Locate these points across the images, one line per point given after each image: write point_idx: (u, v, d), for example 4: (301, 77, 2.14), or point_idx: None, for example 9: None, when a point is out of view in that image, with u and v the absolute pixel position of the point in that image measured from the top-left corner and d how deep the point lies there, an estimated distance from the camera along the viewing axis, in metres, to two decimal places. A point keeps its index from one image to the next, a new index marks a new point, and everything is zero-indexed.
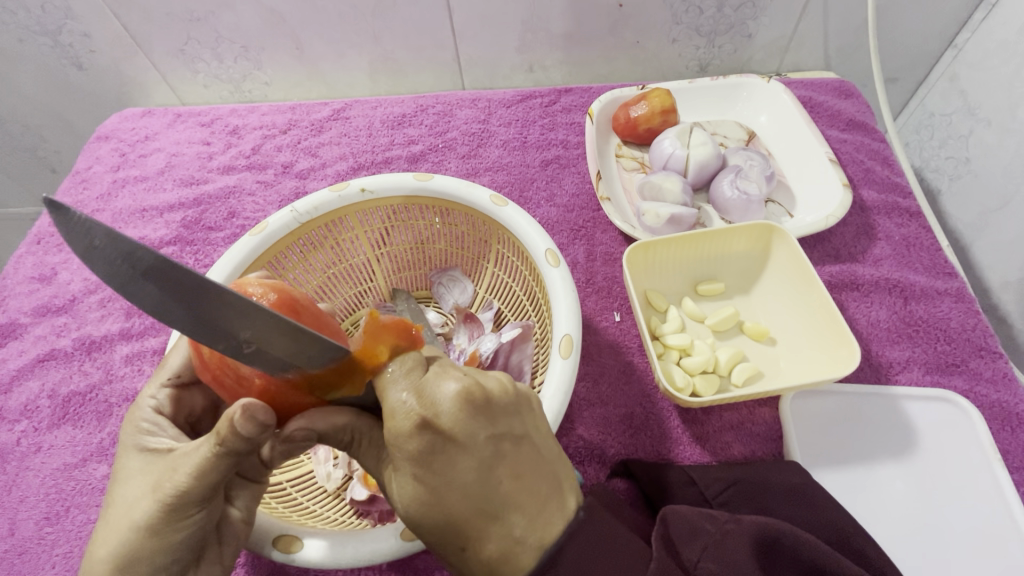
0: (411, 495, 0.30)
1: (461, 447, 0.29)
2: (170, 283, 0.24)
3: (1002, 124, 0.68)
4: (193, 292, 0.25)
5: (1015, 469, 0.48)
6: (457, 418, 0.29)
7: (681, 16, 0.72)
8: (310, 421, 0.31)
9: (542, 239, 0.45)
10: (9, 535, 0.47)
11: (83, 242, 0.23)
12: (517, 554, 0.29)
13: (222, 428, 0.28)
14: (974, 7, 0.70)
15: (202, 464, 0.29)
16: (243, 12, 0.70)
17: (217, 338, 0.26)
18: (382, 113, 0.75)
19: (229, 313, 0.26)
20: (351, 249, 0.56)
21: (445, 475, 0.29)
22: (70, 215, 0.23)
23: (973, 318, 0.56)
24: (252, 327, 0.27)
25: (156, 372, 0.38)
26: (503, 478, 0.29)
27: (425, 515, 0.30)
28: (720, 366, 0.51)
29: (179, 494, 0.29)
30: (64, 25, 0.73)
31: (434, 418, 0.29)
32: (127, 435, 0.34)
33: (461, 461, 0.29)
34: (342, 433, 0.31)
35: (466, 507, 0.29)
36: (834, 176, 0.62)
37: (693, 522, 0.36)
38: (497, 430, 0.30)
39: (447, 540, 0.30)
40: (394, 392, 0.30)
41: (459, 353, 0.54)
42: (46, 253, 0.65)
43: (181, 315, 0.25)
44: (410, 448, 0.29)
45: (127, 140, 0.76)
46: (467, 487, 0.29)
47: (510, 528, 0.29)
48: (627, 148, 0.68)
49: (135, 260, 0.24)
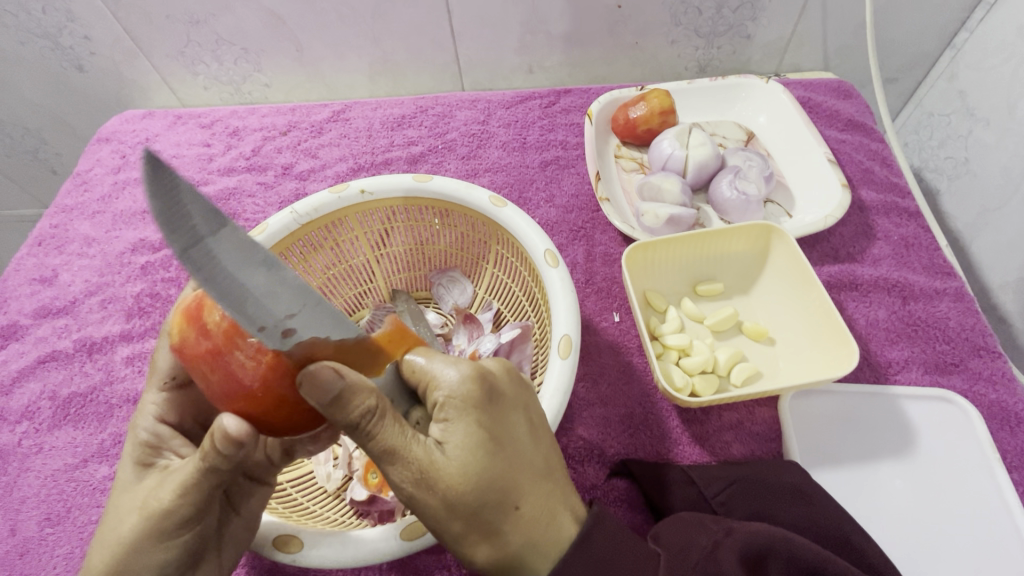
0: (467, 449, 0.29)
1: (511, 402, 0.32)
2: (236, 255, 0.25)
3: (1001, 124, 0.68)
4: (250, 265, 0.26)
5: (1014, 469, 0.48)
6: (505, 377, 0.32)
7: (681, 17, 0.72)
8: (343, 368, 0.28)
9: (542, 240, 0.46)
10: (10, 536, 0.47)
11: (164, 200, 0.23)
12: (557, 515, 0.31)
13: (206, 445, 0.29)
14: (973, 7, 0.70)
15: (185, 482, 0.30)
16: (244, 14, 0.70)
17: (261, 317, 0.26)
18: (382, 114, 0.75)
19: (277, 291, 0.27)
20: (351, 250, 0.56)
21: (504, 427, 0.30)
22: (162, 171, 0.23)
23: (972, 318, 0.56)
24: (297, 312, 0.28)
25: (152, 375, 0.37)
26: (541, 439, 0.32)
27: (480, 470, 0.29)
28: (720, 365, 0.51)
29: (161, 515, 0.30)
30: (65, 28, 0.73)
31: (489, 373, 0.31)
32: (129, 443, 0.35)
33: (513, 417, 0.31)
34: (371, 395, 0.28)
35: (521, 461, 0.31)
36: (833, 176, 0.62)
37: (686, 536, 0.36)
38: (528, 397, 0.33)
39: (494, 499, 0.30)
40: (439, 363, 0.31)
41: (458, 353, 0.55)
42: (47, 255, 0.66)
43: (236, 291, 0.25)
44: (472, 396, 0.30)
45: (127, 142, 0.76)
46: (519, 440, 0.31)
47: (553, 486, 0.32)
48: (627, 148, 0.69)
49: (208, 226, 0.24)
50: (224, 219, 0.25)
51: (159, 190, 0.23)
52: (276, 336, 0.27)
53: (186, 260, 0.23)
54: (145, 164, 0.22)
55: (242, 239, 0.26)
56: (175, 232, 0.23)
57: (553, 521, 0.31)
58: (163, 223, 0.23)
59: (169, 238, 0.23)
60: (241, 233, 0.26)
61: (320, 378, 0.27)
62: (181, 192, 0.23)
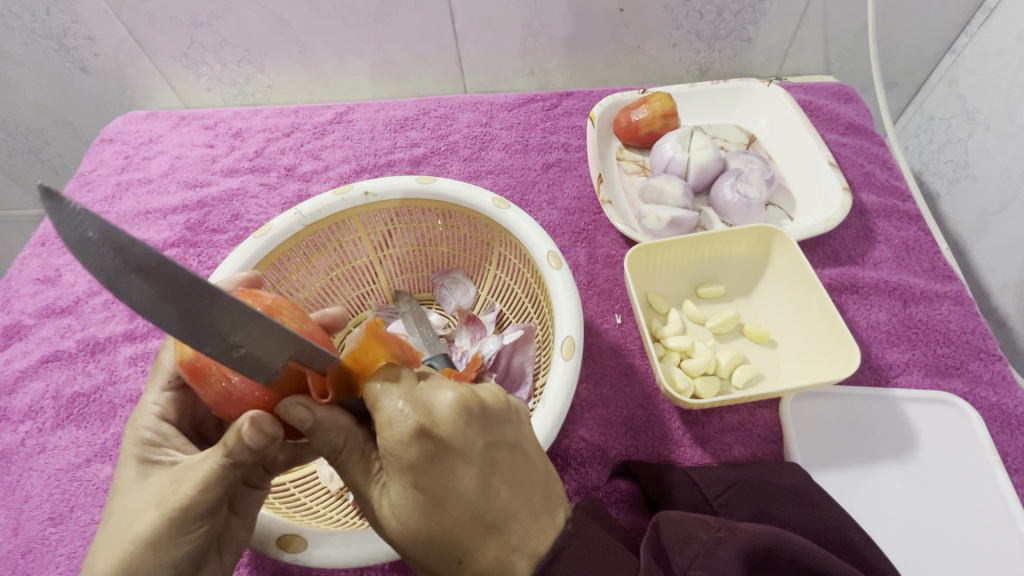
0: (405, 504, 0.30)
1: (458, 454, 0.29)
2: (168, 287, 0.24)
3: (1001, 128, 0.68)
4: (178, 292, 0.24)
5: (1015, 471, 0.48)
6: (451, 426, 0.29)
7: (682, 21, 0.73)
8: (312, 404, 0.30)
9: (544, 242, 0.46)
10: (13, 535, 0.48)
11: (72, 233, 0.23)
12: (510, 564, 0.29)
13: (230, 437, 0.29)
14: (972, 12, 0.71)
15: (210, 473, 0.30)
16: (247, 16, 0.71)
17: (206, 339, 0.26)
18: (385, 116, 0.75)
19: (217, 315, 0.26)
20: (355, 252, 0.56)
21: (443, 484, 0.29)
22: (61, 202, 0.22)
23: (972, 321, 0.56)
24: (245, 333, 0.27)
25: (153, 376, 0.38)
26: (499, 487, 0.29)
27: (419, 524, 0.30)
28: (721, 368, 0.51)
29: (184, 507, 0.30)
30: (70, 29, 0.73)
31: (429, 426, 0.29)
32: (130, 440, 0.34)
33: (457, 470, 0.29)
34: (341, 433, 0.31)
35: (464, 517, 0.29)
36: (834, 180, 0.62)
37: (687, 529, 0.36)
38: (491, 438, 0.30)
39: (438, 550, 0.30)
40: (386, 403, 0.30)
41: (461, 354, 0.55)
42: (51, 255, 0.66)
43: (172, 319, 0.25)
44: (409, 453, 0.29)
45: (131, 143, 0.76)
46: (465, 495, 0.29)
47: (508, 536, 0.29)
48: (628, 151, 0.69)
49: (123, 256, 0.23)
50: (141, 251, 0.23)
51: (64, 221, 0.23)
52: (224, 355, 0.27)
53: (113, 289, 0.24)
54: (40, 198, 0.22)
55: (161, 267, 0.24)
56: (99, 265, 0.23)
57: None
58: (80, 256, 0.23)
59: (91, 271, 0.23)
60: (173, 270, 0.24)
61: (292, 414, 0.30)
62: (87, 227, 0.23)
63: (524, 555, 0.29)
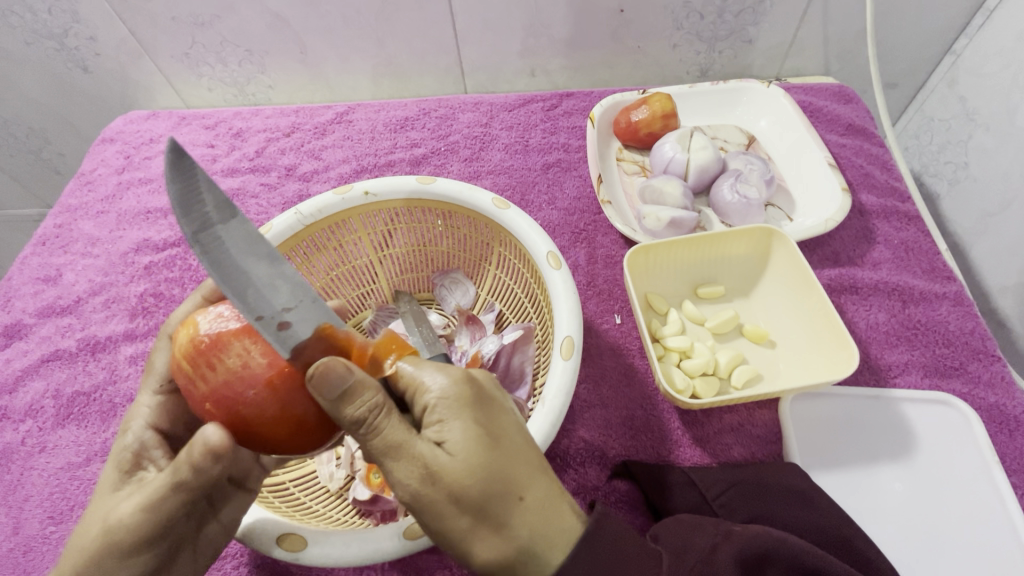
0: (468, 441, 0.29)
1: (500, 403, 0.32)
2: (243, 248, 0.30)
3: (1001, 129, 0.68)
4: (252, 255, 0.30)
5: (1014, 472, 0.48)
6: (491, 381, 0.33)
7: (682, 21, 0.73)
8: (352, 364, 0.29)
9: (544, 242, 0.46)
10: (13, 534, 0.48)
11: (184, 188, 0.29)
12: (559, 504, 0.30)
13: (183, 455, 0.29)
14: (972, 14, 0.71)
15: (156, 495, 0.30)
16: (248, 16, 0.71)
17: (259, 305, 0.29)
18: (386, 116, 0.75)
19: (277, 284, 0.30)
20: (355, 251, 0.56)
21: (497, 424, 0.31)
22: (185, 165, 0.29)
23: (971, 321, 0.56)
24: (295, 310, 0.30)
25: (147, 376, 0.37)
26: (533, 438, 0.33)
27: (484, 460, 0.29)
28: (720, 368, 0.51)
29: (128, 528, 0.31)
30: (71, 29, 0.74)
31: (476, 377, 0.32)
32: (116, 446, 0.35)
33: (504, 415, 0.32)
34: (378, 392, 0.29)
35: (520, 452, 0.30)
36: (834, 180, 0.62)
37: (683, 536, 0.36)
38: (516, 403, 0.34)
39: (499, 491, 0.29)
40: (428, 367, 0.32)
41: (461, 354, 0.55)
42: (51, 254, 0.66)
43: (236, 275, 0.29)
44: (466, 394, 0.31)
45: (132, 143, 0.76)
46: (516, 435, 0.31)
47: (552, 479, 0.31)
48: (628, 152, 0.69)
49: (219, 218, 0.30)
50: (233, 214, 0.30)
51: (180, 181, 0.29)
52: (272, 326, 0.29)
53: (195, 240, 0.29)
54: (170, 154, 0.29)
55: (248, 233, 0.31)
56: (191, 220, 0.29)
57: (557, 515, 0.30)
58: (178, 206, 0.29)
59: (184, 222, 0.29)
60: (250, 233, 0.31)
61: (329, 372, 0.28)
62: (199, 188, 0.30)
63: (566, 500, 0.31)
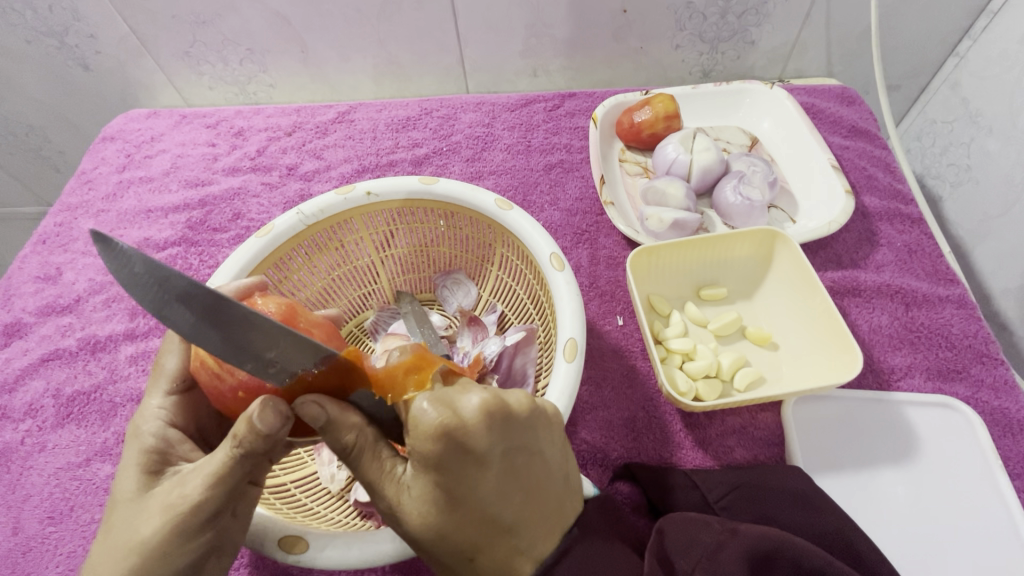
0: (424, 505, 0.30)
1: (480, 462, 0.29)
2: (214, 316, 0.26)
3: (1004, 132, 0.68)
4: (233, 322, 0.26)
5: (1017, 476, 0.48)
6: (483, 439, 0.28)
7: (685, 22, 0.73)
8: (325, 403, 0.30)
9: (548, 244, 0.46)
10: (12, 534, 0.47)
11: (125, 273, 0.24)
12: (516, 567, 0.30)
13: (242, 427, 0.29)
14: (975, 16, 0.71)
15: (219, 470, 0.30)
16: (250, 15, 0.71)
17: (247, 361, 0.28)
18: (388, 115, 0.75)
19: (263, 336, 0.28)
20: (356, 251, 0.56)
21: (462, 488, 0.29)
22: (115, 245, 0.23)
23: (975, 325, 0.56)
24: (279, 349, 0.29)
25: (154, 380, 0.37)
26: (515, 492, 0.30)
27: (437, 526, 0.30)
28: (723, 371, 0.51)
29: (192, 507, 0.30)
30: (71, 27, 0.73)
31: (457, 432, 0.28)
32: (134, 448, 0.34)
33: (482, 477, 0.29)
34: (353, 433, 0.31)
35: (480, 517, 0.29)
36: (837, 183, 0.62)
37: (689, 532, 0.36)
38: (515, 446, 0.30)
39: (451, 548, 0.30)
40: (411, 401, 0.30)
41: (463, 355, 0.55)
42: (51, 253, 0.66)
43: (217, 346, 0.26)
44: (434, 457, 0.29)
45: (132, 141, 0.76)
46: (487, 500, 0.29)
47: (518, 541, 0.30)
48: (630, 153, 0.69)
49: (175, 292, 0.24)
50: (191, 286, 0.25)
51: (116, 262, 0.24)
52: (261, 370, 0.29)
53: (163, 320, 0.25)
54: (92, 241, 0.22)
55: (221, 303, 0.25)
56: (151, 303, 0.24)
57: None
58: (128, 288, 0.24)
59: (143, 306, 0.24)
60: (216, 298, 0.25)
61: (307, 413, 0.30)
62: (140, 265, 0.24)
63: (529, 560, 0.30)
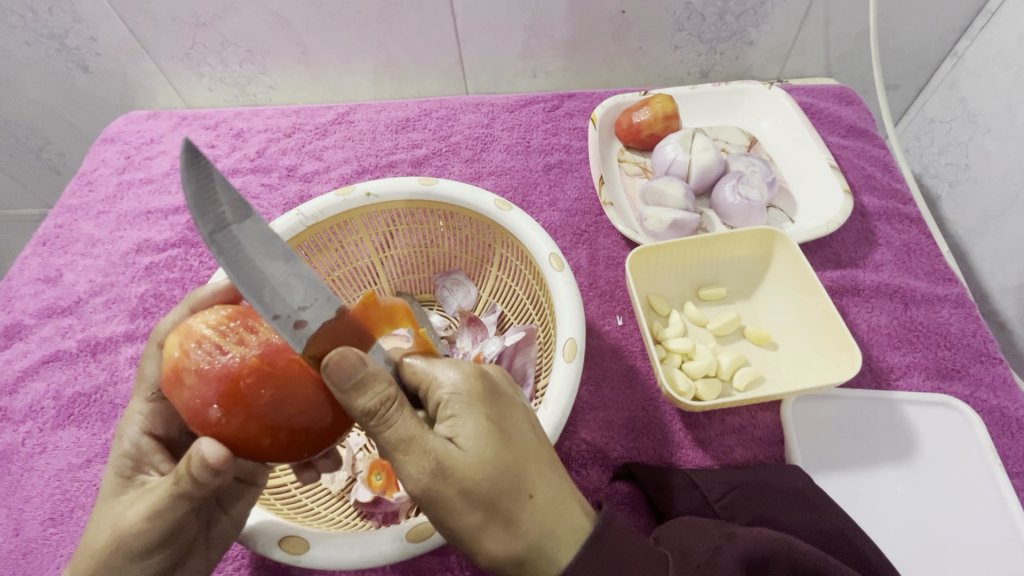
0: (480, 441, 0.29)
1: (513, 398, 0.32)
2: (257, 243, 0.29)
3: (1002, 131, 0.68)
4: (266, 253, 0.29)
5: (1016, 474, 0.48)
6: (500, 380, 0.33)
7: (684, 23, 0.73)
8: (364, 356, 0.29)
9: (547, 244, 0.46)
10: (13, 535, 0.47)
11: (197, 188, 0.28)
12: (568, 502, 0.31)
13: (182, 468, 0.30)
14: (973, 16, 0.71)
15: (160, 505, 0.31)
16: (249, 16, 0.71)
17: (275, 304, 0.28)
18: (387, 117, 0.75)
19: (293, 283, 0.29)
20: (356, 252, 0.56)
21: (509, 418, 0.31)
22: (199, 162, 0.28)
23: (973, 324, 0.56)
24: (312, 309, 0.30)
25: (139, 382, 0.37)
26: (544, 433, 0.33)
27: (495, 459, 0.29)
28: (722, 370, 0.51)
29: (133, 534, 0.32)
30: (72, 29, 0.73)
31: (491, 373, 0.32)
32: (114, 452, 0.35)
33: (515, 412, 0.32)
34: (391, 385, 0.29)
35: (530, 449, 0.31)
36: (836, 183, 0.62)
37: (687, 538, 0.37)
38: (527, 396, 0.34)
39: (509, 489, 0.29)
40: (437, 367, 0.32)
41: (462, 356, 0.55)
42: (52, 255, 0.66)
43: (249, 273, 0.28)
44: (476, 391, 0.31)
45: (132, 143, 0.76)
46: (528, 432, 0.31)
47: (560, 474, 0.32)
48: (630, 153, 0.69)
49: (234, 214, 0.29)
50: (245, 208, 0.29)
51: (191, 176, 0.28)
52: (289, 328, 0.29)
53: (211, 241, 0.27)
54: (184, 154, 0.28)
55: (263, 230, 0.29)
56: (203, 217, 0.28)
57: (566, 512, 0.30)
58: (192, 206, 0.28)
59: (197, 221, 0.27)
60: (262, 226, 0.29)
61: (347, 359, 0.28)
62: (213, 184, 0.28)
63: (574, 494, 0.31)
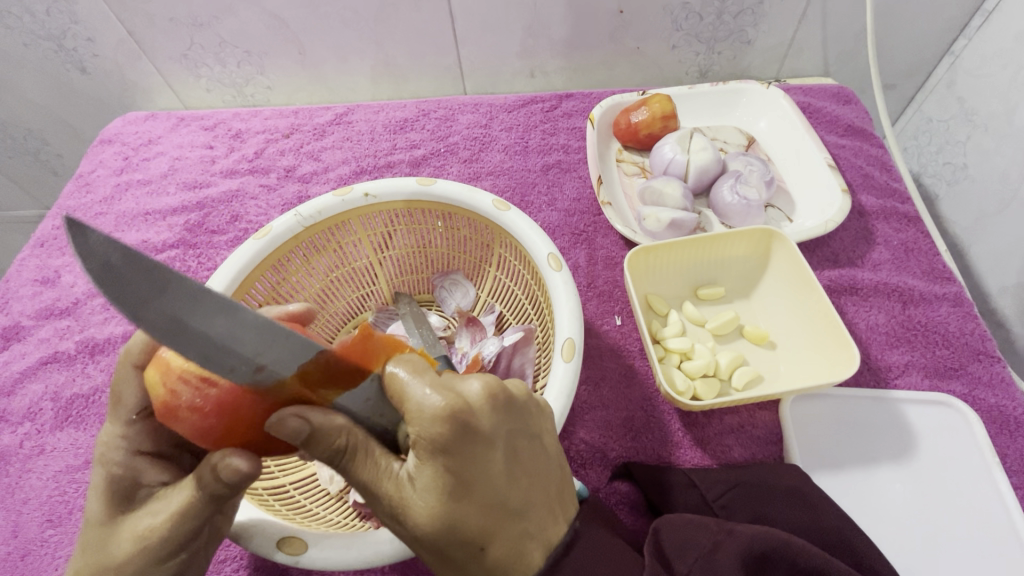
0: (430, 492, 0.28)
1: (488, 441, 0.29)
2: (186, 308, 0.26)
3: (999, 129, 0.69)
4: (202, 313, 0.26)
5: (1014, 472, 0.49)
6: (483, 413, 0.29)
7: (682, 22, 0.73)
8: (306, 411, 0.29)
9: (545, 244, 0.46)
10: (11, 537, 0.47)
11: (98, 264, 0.25)
12: (528, 552, 0.30)
13: (208, 474, 0.30)
14: (970, 15, 0.71)
15: (184, 509, 0.32)
16: (247, 17, 0.71)
17: (228, 360, 0.27)
18: (385, 117, 0.75)
19: (239, 334, 0.27)
20: (354, 253, 0.56)
21: (472, 469, 0.28)
22: (89, 235, 0.25)
23: (972, 322, 0.56)
24: (269, 353, 0.28)
25: (115, 406, 0.35)
26: (520, 473, 0.30)
27: (446, 513, 0.28)
28: (721, 370, 0.51)
29: (161, 539, 0.32)
30: (69, 30, 0.73)
31: (467, 410, 0.28)
32: (103, 475, 0.34)
33: (489, 455, 0.29)
34: (340, 433, 0.29)
35: (491, 500, 0.29)
36: (834, 181, 0.62)
37: (685, 534, 0.36)
38: (513, 427, 0.30)
39: (462, 540, 0.29)
40: (413, 390, 0.29)
41: (461, 356, 0.54)
42: (48, 257, 0.66)
43: (191, 340, 0.26)
44: (440, 437, 0.28)
45: (130, 144, 0.76)
46: (496, 482, 0.29)
47: (527, 524, 0.30)
48: (628, 153, 0.69)
49: (150, 280, 0.26)
50: (162, 272, 0.26)
51: (88, 254, 0.25)
52: (248, 375, 0.28)
53: (136, 320, 0.25)
54: (68, 232, 0.24)
55: (190, 290, 0.26)
56: (118, 295, 0.25)
57: (523, 563, 0.29)
58: (100, 286, 0.25)
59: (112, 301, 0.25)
60: (186, 286, 0.26)
61: (287, 425, 0.28)
62: (110, 254, 0.25)
63: (537, 544, 0.30)
